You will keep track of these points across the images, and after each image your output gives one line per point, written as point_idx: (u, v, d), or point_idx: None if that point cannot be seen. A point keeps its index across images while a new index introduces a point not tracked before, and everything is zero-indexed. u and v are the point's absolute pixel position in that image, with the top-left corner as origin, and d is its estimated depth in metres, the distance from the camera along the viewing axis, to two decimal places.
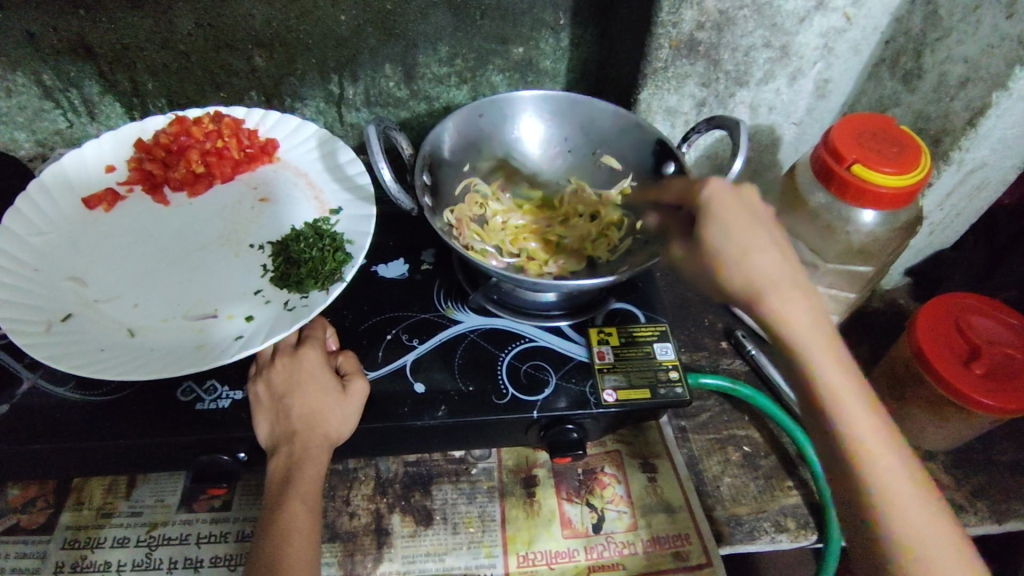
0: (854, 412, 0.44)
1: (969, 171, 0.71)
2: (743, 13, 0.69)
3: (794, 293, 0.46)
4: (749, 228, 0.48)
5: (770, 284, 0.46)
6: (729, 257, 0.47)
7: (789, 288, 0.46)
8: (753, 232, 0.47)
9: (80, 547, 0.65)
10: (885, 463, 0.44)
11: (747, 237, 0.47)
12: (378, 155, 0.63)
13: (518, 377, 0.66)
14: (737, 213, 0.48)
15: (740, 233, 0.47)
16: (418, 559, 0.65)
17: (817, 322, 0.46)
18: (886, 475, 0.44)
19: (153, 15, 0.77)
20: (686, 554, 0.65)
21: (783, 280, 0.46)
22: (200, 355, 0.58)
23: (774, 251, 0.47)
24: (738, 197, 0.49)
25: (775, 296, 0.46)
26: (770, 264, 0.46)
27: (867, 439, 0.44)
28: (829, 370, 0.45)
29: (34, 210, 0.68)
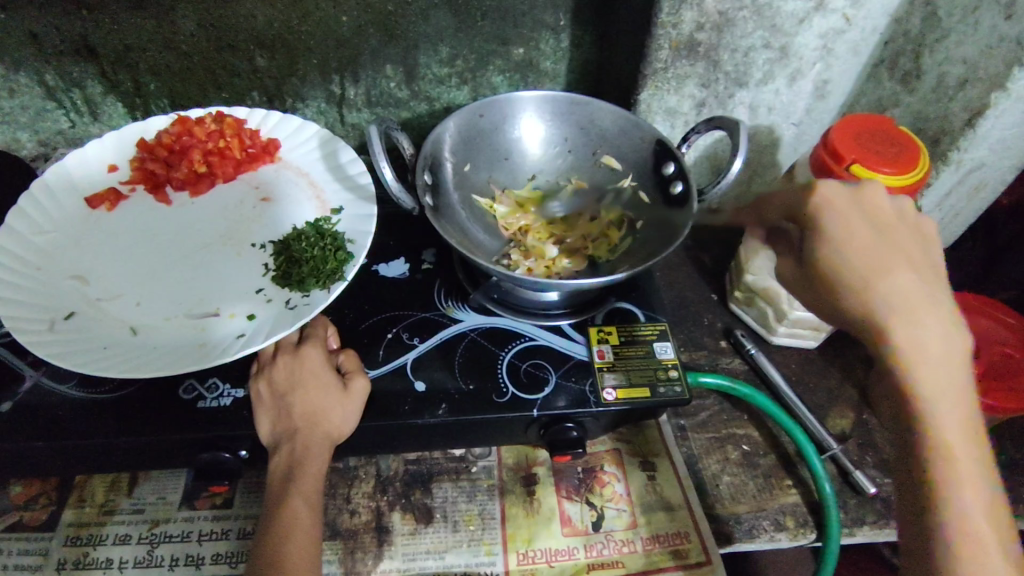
0: (943, 404, 0.46)
1: (968, 172, 0.72)
2: (743, 14, 0.69)
3: (910, 279, 0.48)
4: (887, 224, 0.51)
5: (882, 260, 0.49)
6: (839, 246, 0.50)
7: (905, 278, 0.48)
8: (864, 230, 0.51)
9: (82, 544, 0.65)
10: (964, 462, 0.45)
11: (857, 229, 0.51)
12: (379, 154, 0.63)
13: (518, 376, 0.66)
14: (877, 212, 0.51)
15: (868, 229, 0.50)
16: (418, 556, 0.65)
17: (921, 313, 0.47)
18: (964, 471, 0.45)
19: (156, 15, 0.77)
20: (685, 552, 0.66)
21: (891, 264, 0.49)
22: (202, 354, 0.59)
23: (888, 235, 0.50)
24: (857, 198, 0.52)
25: (879, 278, 0.48)
26: (902, 250, 0.49)
27: (949, 434, 0.45)
28: (929, 355, 0.47)
29: (37, 209, 0.68)
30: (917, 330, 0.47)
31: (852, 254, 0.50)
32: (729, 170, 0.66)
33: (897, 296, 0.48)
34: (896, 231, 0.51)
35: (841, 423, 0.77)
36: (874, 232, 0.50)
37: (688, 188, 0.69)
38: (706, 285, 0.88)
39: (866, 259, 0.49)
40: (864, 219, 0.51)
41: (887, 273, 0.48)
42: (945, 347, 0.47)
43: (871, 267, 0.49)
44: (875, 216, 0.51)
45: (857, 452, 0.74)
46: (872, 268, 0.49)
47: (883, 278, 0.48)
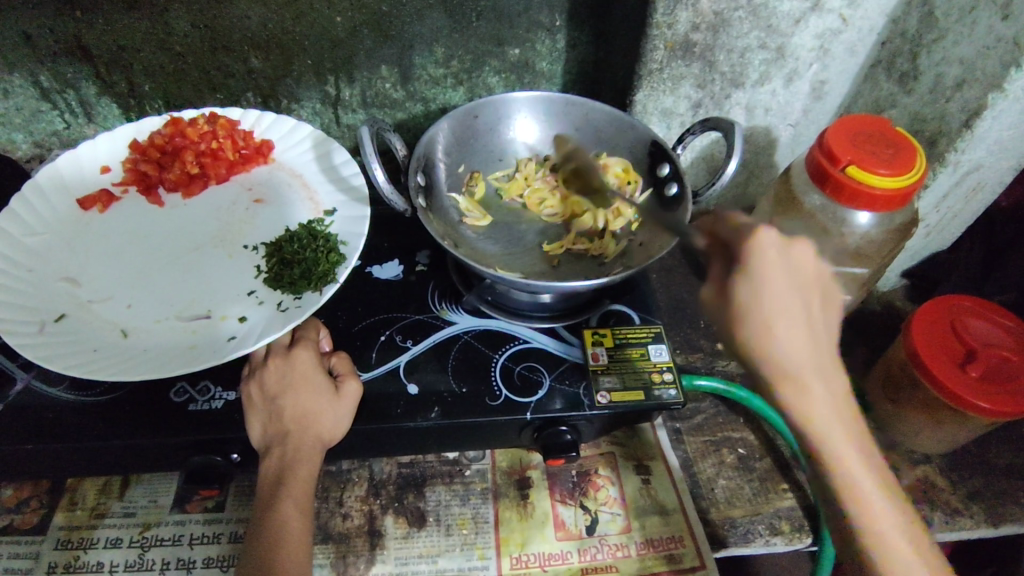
0: (850, 464, 0.46)
1: (965, 173, 0.71)
2: (738, 14, 0.69)
3: (802, 346, 0.45)
4: (784, 283, 0.45)
5: (767, 331, 0.45)
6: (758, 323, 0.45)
7: (792, 340, 0.45)
8: (786, 299, 0.45)
9: (73, 547, 0.65)
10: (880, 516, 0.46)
11: (777, 303, 0.45)
12: (371, 155, 0.63)
13: (511, 379, 0.66)
14: (779, 273, 0.45)
15: (765, 299, 0.45)
16: (411, 561, 0.65)
17: (813, 376, 0.45)
18: (879, 525, 0.46)
19: (149, 16, 0.77)
20: (680, 557, 0.65)
21: (786, 332, 0.45)
22: (191, 356, 0.58)
23: (787, 297, 0.45)
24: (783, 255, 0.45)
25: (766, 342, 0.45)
26: (792, 316, 0.45)
27: (863, 493, 0.46)
28: (824, 429, 0.45)
29: (28, 211, 0.68)
30: (810, 399, 0.45)
31: (760, 327, 0.45)
32: (725, 171, 0.66)
33: (796, 371, 0.45)
34: (791, 288, 0.45)
35: None
36: (791, 299, 0.45)
37: (683, 190, 0.69)
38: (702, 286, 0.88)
39: (764, 318, 0.45)
40: (768, 282, 0.45)
41: (770, 338, 0.45)
42: (833, 409, 0.45)
43: (764, 336, 0.45)
44: (778, 281, 0.45)
45: None
46: (761, 340, 0.45)
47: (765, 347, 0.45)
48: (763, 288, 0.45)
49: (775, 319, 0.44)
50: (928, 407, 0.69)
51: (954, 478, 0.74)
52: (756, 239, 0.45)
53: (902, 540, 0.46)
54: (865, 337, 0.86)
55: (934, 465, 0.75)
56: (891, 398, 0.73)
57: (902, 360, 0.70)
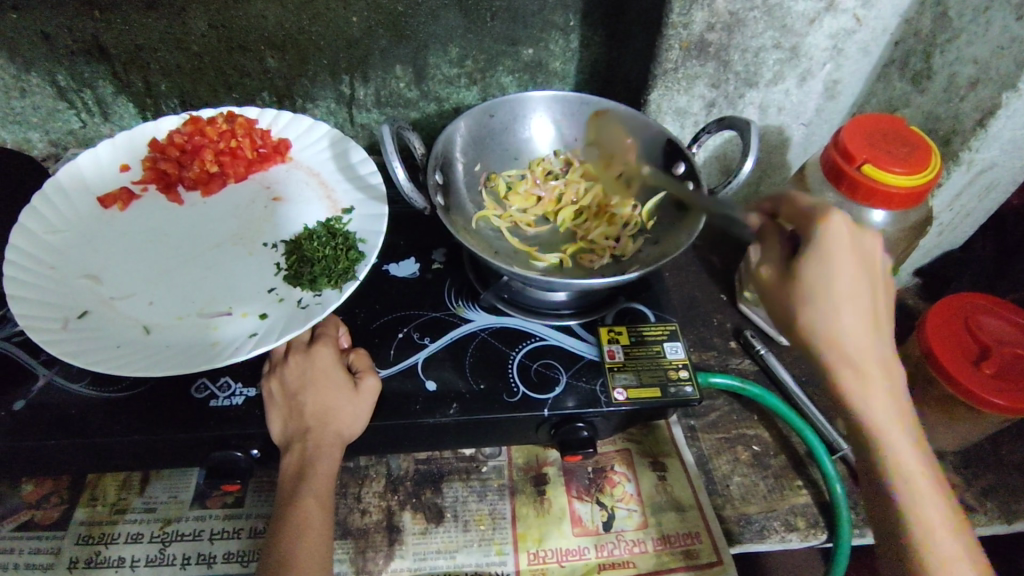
0: (898, 447, 0.49)
1: (978, 172, 0.71)
2: (753, 14, 0.69)
3: (860, 323, 0.48)
4: (850, 265, 0.47)
5: (835, 305, 0.47)
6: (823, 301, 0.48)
7: (853, 320, 0.48)
8: (854, 280, 0.47)
9: (94, 543, 0.65)
10: (925, 499, 0.48)
11: (845, 282, 0.47)
12: (391, 153, 0.63)
13: (528, 376, 0.66)
14: (847, 254, 0.48)
15: (830, 274, 0.47)
16: (430, 556, 0.65)
17: (870, 356, 0.48)
18: (925, 508, 0.48)
19: (167, 16, 0.77)
20: (697, 553, 0.65)
21: (850, 309, 0.47)
22: (214, 353, 0.59)
23: (852, 276, 0.47)
24: (855, 240, 0.48)
25: (826, 318, 0.48)
26: (857, 294, 0.48)
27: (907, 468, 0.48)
28: (875, 410, 0.48)
29: (50, 209, 0.68)
30: (867, 382, 0.48)
31: (822, 307, 0.48)
32: (740, 171, 0.66)
33: (854, 350, 0.48)
34: (857, 270, 0.48)
35: None
36: (855, 278, 0.47)
37: (699, 188, 0.69)
38: (715, 285, 0.89)
39: (830, 295, 0.47)
40: (836, 262, 0.47)
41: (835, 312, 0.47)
42: (889, 389, 0.48)
43: (829, 310, 0.48)
44: (844, 261, 0.47)
45: None
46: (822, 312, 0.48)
47: (825, 324, 0.48)
48: (833, 268, 0.47)
49: (838, 299, 0.47)
50: (942, 404, 0.69)
51: (967, 475, 0.74)
52: (825, 224, 0.48)
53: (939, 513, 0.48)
54: None
55: (948, 462, 0.75)
56: (904, 396, 0.74)
57: (917, 358, 0.71)
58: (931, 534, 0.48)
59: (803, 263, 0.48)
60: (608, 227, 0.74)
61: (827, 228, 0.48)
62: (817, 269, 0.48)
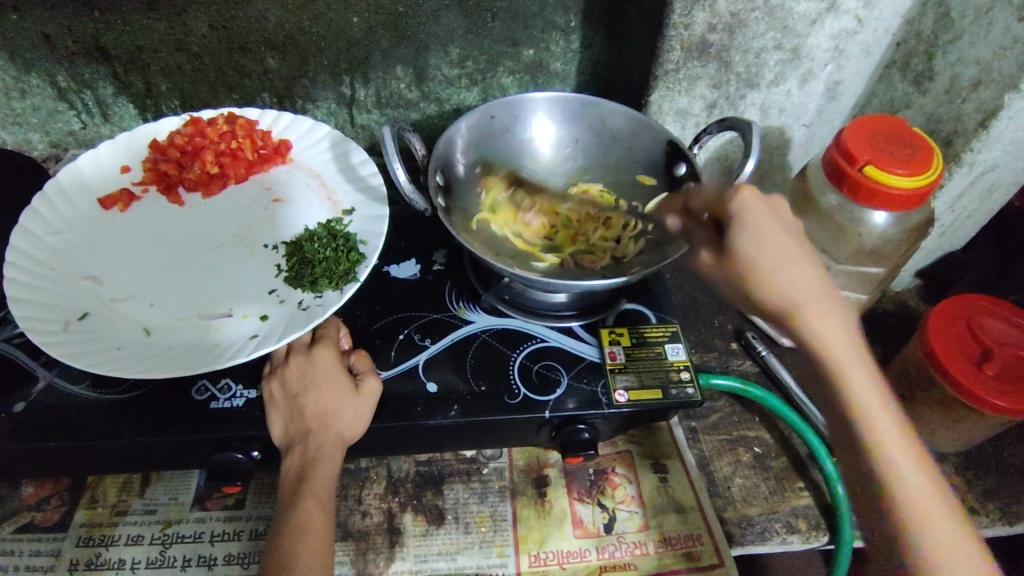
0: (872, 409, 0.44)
1: (981, 173, 0.71)
2: (755, 15, 0.69)
3: (801, 276, 0.47)
4: (773, 228, 0.49)
5: (773, 264, 0.48)
6: (755, 261, 0.48)
7: (792, 271, 0.48)
8: (780, 240, 0.48)
9: (94, 545, 0.65)
10: (902, 456, 0.43)
11: (772, 242, 0.48)
12: (393, 155, 0.63)
13: (530, 377, 0.66)
14: (767, 219, 0.49)
15: (757, 237, 0.49)
16: (430, 558, 0.65)
17: (818, 305, 0.47)
18: (906, 467, 0.43)
19: (168, 16, 0.77)
20: (698, 554, 0.65)
21: (785, 264, 0.48)
22: (214, 355, 0.59)
23: (778, 237, 0.49)
24: (770, 207, 0.50)
25: (764, 274, 0.48)
26: (788, 252, 0.48)
27: (879, 422, 0.44)
28: (837, 356, 0.45)
29: (50, 210, 0.68)
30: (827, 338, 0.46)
31: (755, 263, 0.48)
32: (741, 172, 0.66)
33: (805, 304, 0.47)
34: (783, 233, 0.49)
35: None
36: (780, 239, 0.49)
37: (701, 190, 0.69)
38: (716, 287, 0.88)
39: (760, 253, 0.48)
40: (756, 226, 0.49)
41: (776, 271, 0.48)
42: (843, 336, 0.46)
43: (765, 271, 0.48)
44: (766, 225, 0.49)
45: None
46: (760, 274, 0.48)
47: (765, 280, 0.48)
48: (755, 231, 0.49)
49: (769, 259, 0.48)
50: (943, 406, 0.69)
51: (969, 477, 0.74)
52: (740, 194, 0.50)
53: (920, 473, 0.43)
54: (879, 336, 0.86)
55: (949, 464, 0.75)
56: (906, 398, 0.73)
57: (918, 359, 0.71)
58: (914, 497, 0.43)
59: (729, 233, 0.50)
60: (609, 231, 0.74)
61: (743, 199, 0.50)
62: (743, 235, 0.49)
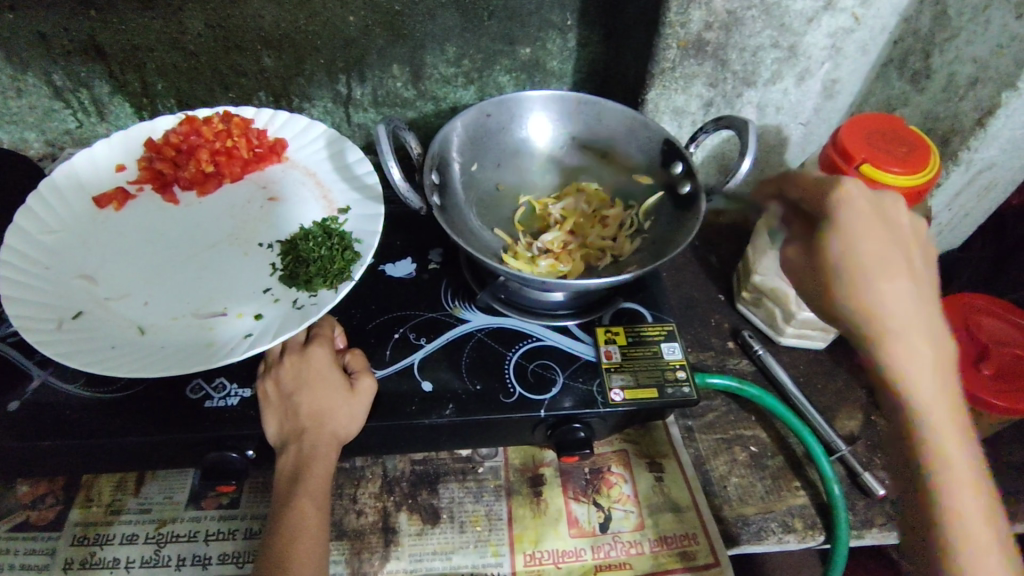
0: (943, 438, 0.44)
1: (978, 171, 0.71)
2: (751, 13, 0.69)
3: (904, 290, 0.45)
4: (876, 232, 0.47)
5: (872, 273, 0.45)
6: (855, 267, 0.46)
7: (894, 286, 0.45)
8: (885, 246, 0.46)
9: (89, 543, 0.65)
10: (960, 479, 0.44)
11: (875, 248, 0.46)
12: (388, 154, 0.63)
13: (525, 376, 0.66)
14: (869, 222, 0.47)
15: (859, 241, 0.46)
16: (425, 557, 0.65)
17: (915, 325, 0.44)
18: (959, 487, 0.44)
19: (163, 15, 0.77)
20: (693, 554, 0.65)
21: (884, 273, 0.45)
22: (209, 354, 0.59)
23: (881, 242, 0.46)
24: (876, 209, 0.48)
25: (859, 287, 0.45)
26: (887, 261, 0.46)
27: (945, 443, 0.44)
28: (921, 377, 0.44)
29: (45, 209, 0.68)
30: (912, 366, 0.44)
31: (859, 269, 0.45)
32: (737, 171, 0.66)
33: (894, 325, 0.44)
34: (886, 238, 0.46)
35: (850, 424, 0.76)
36: (884, 244, 0.46)
37: (697, 189, 0.69)
38: (713, 285, 0.88)
39: (860, 262, 0.46)
40: (858, 229, 0.46)
41: (874, 280, 0.45)
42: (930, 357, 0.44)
43: (860, 279, 0.45)
44: (868, 227, 0.47)
45: (866, 454, 0.74)
46: (858, 280, 0.45)
47: (862, 296, 0.45)
48: (856, 236, 0.46)
49: (870, 265, 0.45)
50: None
51: None
52: (841, 192, 0.47)
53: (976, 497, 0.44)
54: None
55: None
56: None
57: None
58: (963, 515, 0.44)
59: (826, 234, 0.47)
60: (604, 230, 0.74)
61: (846, 197, 0.48)
62: (842, 237, 0.46)
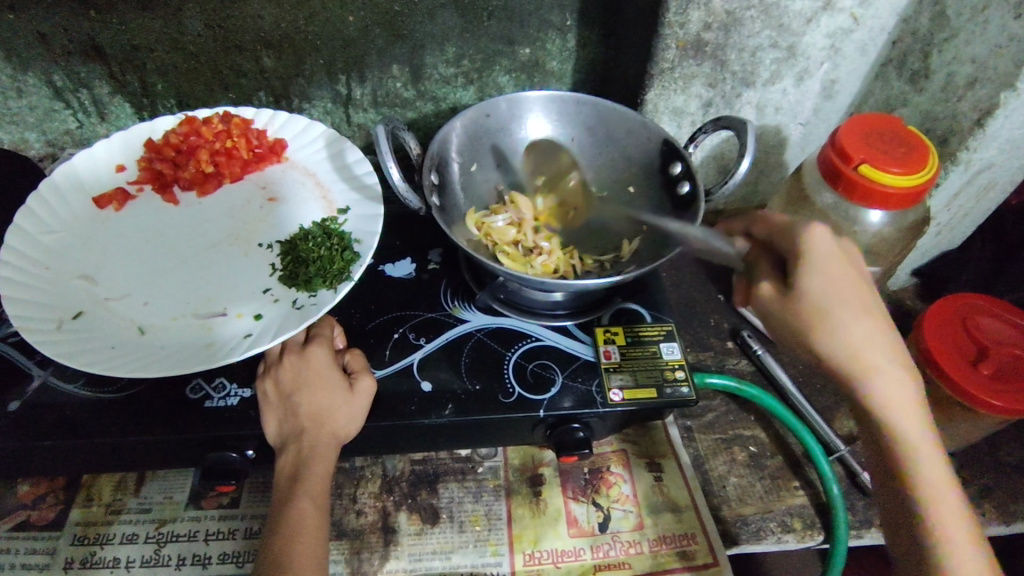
0: (918, 452, 0.50)
1: (977, 172, 0.71)
2: (750, 13, 0.69)
3: (866, 324, 0.50)
4: (842, 270, 0.51)
5: (842, 311, 0.50)
6: (826, 309, 0.50)
7: (859, 320, 0.50)
8: (849, 284, 0.51)
9: (89, 543, 0.65)
10: (934, 479, 0.50)
11: (841, 286, 0.51)
12: (386, 154, 0.63)
13: (524, 377, 0.66)
14: (836, 261, 0.51)
15: (825, 281, 0.51)
16: (425, 557, 0.65)
17: (881, 355, 0.50)
18: (935, 489, 0.50)
19: (163, 16, 0.77)
20: (692, 554, 0.65)
21: (850, 310, 0.50)
22: (209, 354, 0.59)
23: (845, 280, 0.51)
24: (837, 248, 0.52)
25: (831, 327, 0.50)
26: (855, 298, 0.51)
27: (918, 451, 0.50)
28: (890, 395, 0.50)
29: (46, 209, 0.68)
30: (884, 393, 0.50)
31: (829, 311, 0.50)
32: (736, 171, 0.66)
33: (866, 360, 0.50)
34: (850, 275, 0.51)
35: (849, 424, 0.76)
36: (848, 283, 0.51)
37: (696, 190, 0.68)
38: (712, 286, 0.88)
39: (829, 303, 0.50)
40: (823, 268, 0.51)
41: (844, 318, 0.50)
42: (898, 377, 0.50)
43: (832, 320, 0.50)
44: (833, 265, 0.51)
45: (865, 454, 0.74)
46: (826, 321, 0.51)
47: (831, 334, 0.50)
48: (826, 276, 0.51)
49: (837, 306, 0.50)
50: (938, 405, 0.69)
51: (964, 476, 0.74)
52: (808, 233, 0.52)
53: (949, 497, 0.50)
54: None
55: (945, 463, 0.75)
56: None
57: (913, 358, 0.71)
58: (942, 516, 0.49)
59: (799, 276, 0.51)
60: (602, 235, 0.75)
61: (811, 240, 0.52)
62: (811, 279, 0.51)
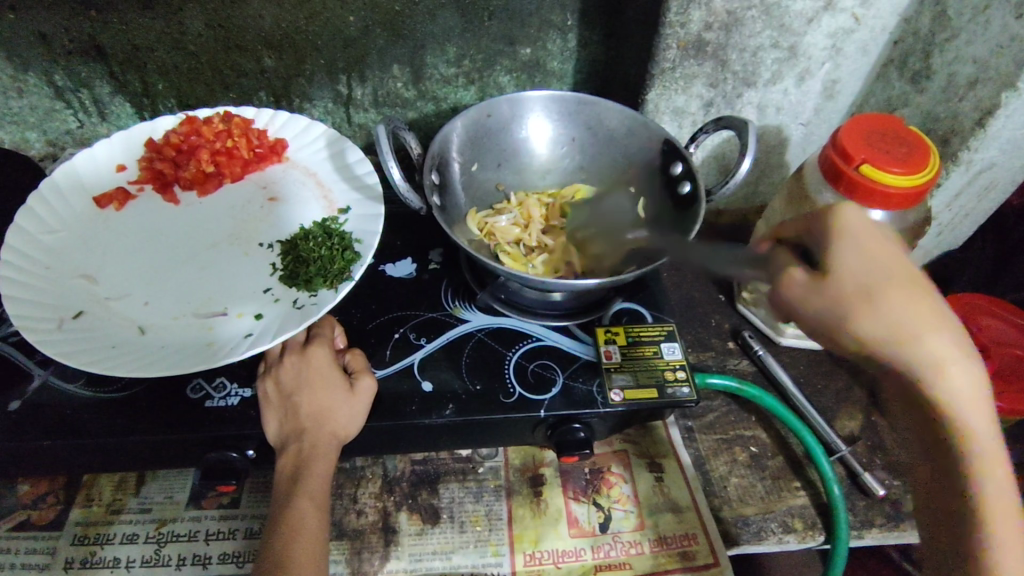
0: (986, 454, 0.44)
1: (978, 172, 0.71)
2: (751, 13, 0.69)
3: (917, 306, 0.44)
4: (881, 247, 0.46)
5: (888, 293, 0.44)
6: (869, 289, 0.45)
7: (911, 303, 0.44)
8: (890, 263, 0.45)
9: (90, 543, 0.65)
10: (997, 482, 0.44)
11: (883, 264, 0.45)
12: (388, 154, 0.63)
13: (525, 377, 0.66)
14: (873, 237, 0.46)
15: (862, 259, 0.45)
16: (425, 557, 0.65)
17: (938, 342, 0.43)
18: (995, 493, 0.44)
19: (164, 16, 0.77)
20: (693, 554, 0.65)
21: (898, 291, 0.44)
22: (209, 354, 0.59)
23: (886, 257, 0.45)
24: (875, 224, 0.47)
25: (874, 310, 0.44)
26: (900, 276, 0.45)
27: (981, 451, 0.44)
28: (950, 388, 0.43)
29: (46, 209, 0.68)
30: (945, 386, 0.43)
31: (873, 293, 0.45)
32: (737, 171, 0.66)
33: (921, 345, 0.43)
34: (888, 252, 0.46)
35: (850, 424, 0.76)
36: (888, 260, 0.45)
37: (696, 189, 0.68)
38: (712, 286, 0.88)
39: (869, 283, 0.45)
40: (861, 244, 0.46)
41: (890, 301, 0.44)
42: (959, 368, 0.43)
43: (877, 303, 0.44)
44: (872, 242, 0.46)
45: (866, 454, 0.74)
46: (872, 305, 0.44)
47: (877, 319, 0.44)
48: (863, 253, 0.46)
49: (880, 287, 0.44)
50: None
51: None
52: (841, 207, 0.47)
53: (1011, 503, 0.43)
54: None
55: None
56: None
57: None
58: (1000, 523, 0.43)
59: (834, 253, 0.46)
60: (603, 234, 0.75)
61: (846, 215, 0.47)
62: (847, 257, 0.46)
